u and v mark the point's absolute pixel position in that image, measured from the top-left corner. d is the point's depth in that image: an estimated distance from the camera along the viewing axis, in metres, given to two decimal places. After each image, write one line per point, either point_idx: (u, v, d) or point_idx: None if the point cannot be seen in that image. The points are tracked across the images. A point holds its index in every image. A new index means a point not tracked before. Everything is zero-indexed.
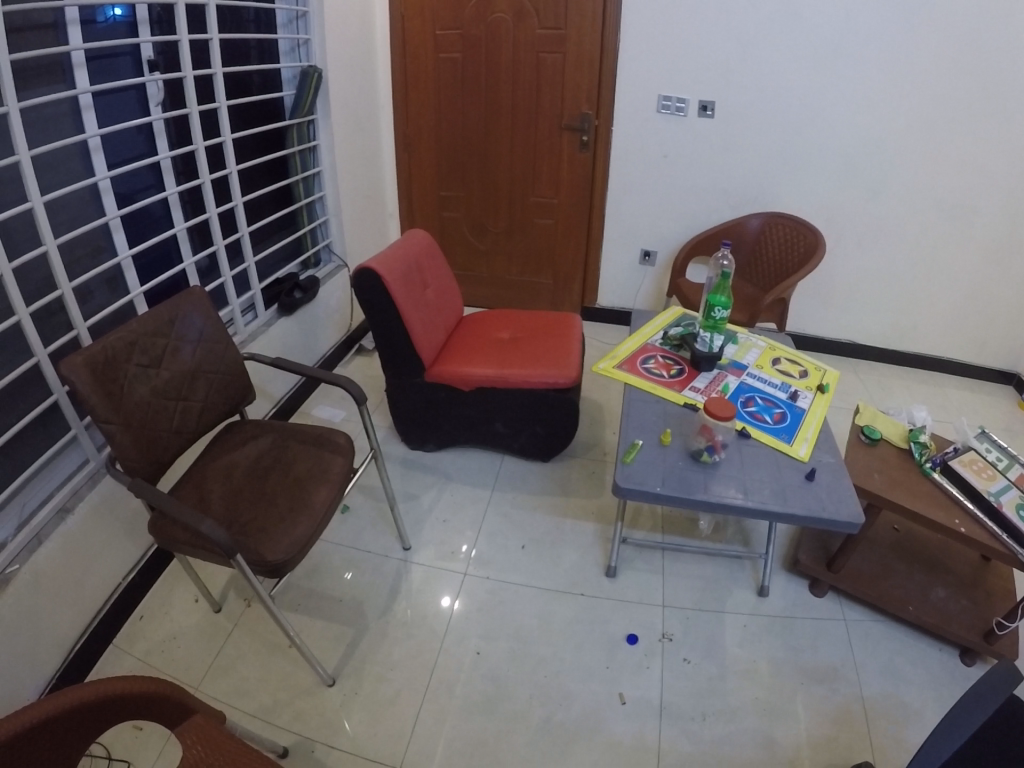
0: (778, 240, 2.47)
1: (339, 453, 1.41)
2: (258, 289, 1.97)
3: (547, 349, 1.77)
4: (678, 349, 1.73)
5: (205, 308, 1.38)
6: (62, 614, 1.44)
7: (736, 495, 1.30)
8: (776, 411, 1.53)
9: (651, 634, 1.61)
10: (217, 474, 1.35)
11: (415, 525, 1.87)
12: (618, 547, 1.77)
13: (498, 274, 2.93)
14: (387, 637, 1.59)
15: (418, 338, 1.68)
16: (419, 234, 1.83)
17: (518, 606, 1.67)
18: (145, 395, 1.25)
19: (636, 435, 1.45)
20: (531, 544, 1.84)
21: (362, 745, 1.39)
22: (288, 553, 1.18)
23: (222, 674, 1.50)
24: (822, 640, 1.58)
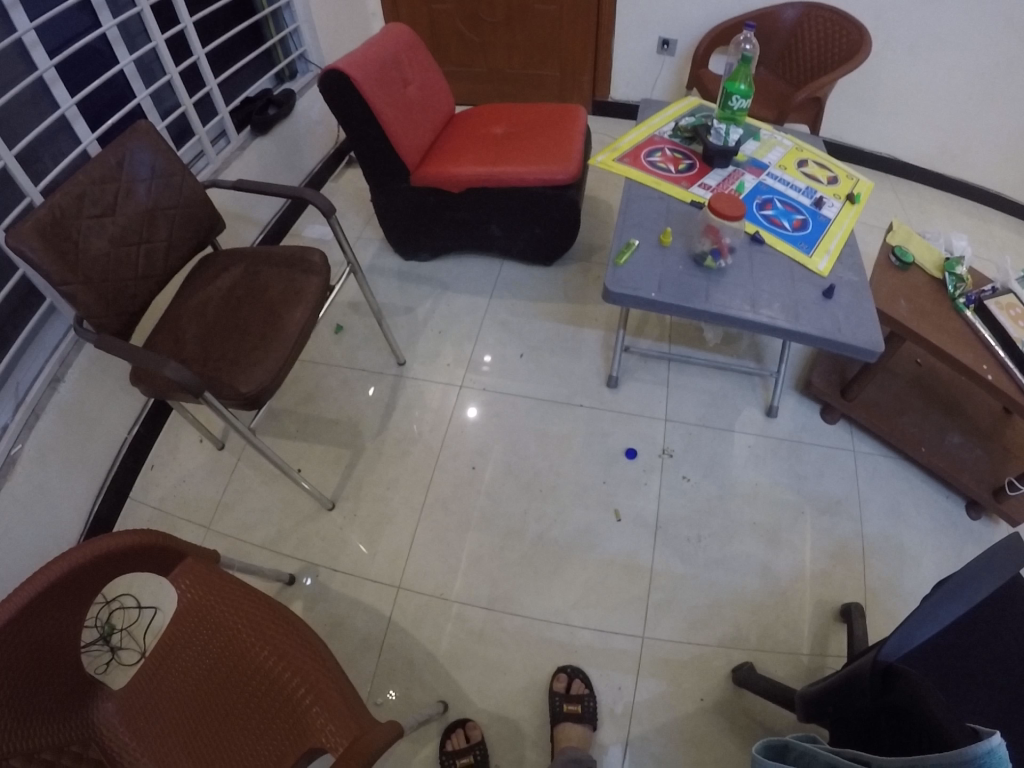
0: (813, 34, 2.22)
1: (313, 274, 1.45)
2: (226, 113, 1.81)
3: (543, 144, 1.61)
4: (689, 143, 1.53)
5: (153, 141, 1.31)
6: (73, 482, 1.38)
7: (744, 309, 1.21)
8: (797, 217, 1.37)
9: (651, 448, 1.56)
10: (192, 311, 1.39)
11: (408, 337, 1.73)
12: (621, 357, 1.66)
13: (496, 70, 2.69)
14: (381, 457, 1.56)
15: (396, 139, 1.53)
16: (394, 29, 1.63)
17: (516, 418, 1.62)
18: (104, 247, 1.22)
19: (633, 235, 1.34)
20: (530, 354, 1.71)
21: (363, 566, 1.42)
22: (260, 384, 1.27)
23: (232, 508, 1.49)
24: (827, 469, 1.53)
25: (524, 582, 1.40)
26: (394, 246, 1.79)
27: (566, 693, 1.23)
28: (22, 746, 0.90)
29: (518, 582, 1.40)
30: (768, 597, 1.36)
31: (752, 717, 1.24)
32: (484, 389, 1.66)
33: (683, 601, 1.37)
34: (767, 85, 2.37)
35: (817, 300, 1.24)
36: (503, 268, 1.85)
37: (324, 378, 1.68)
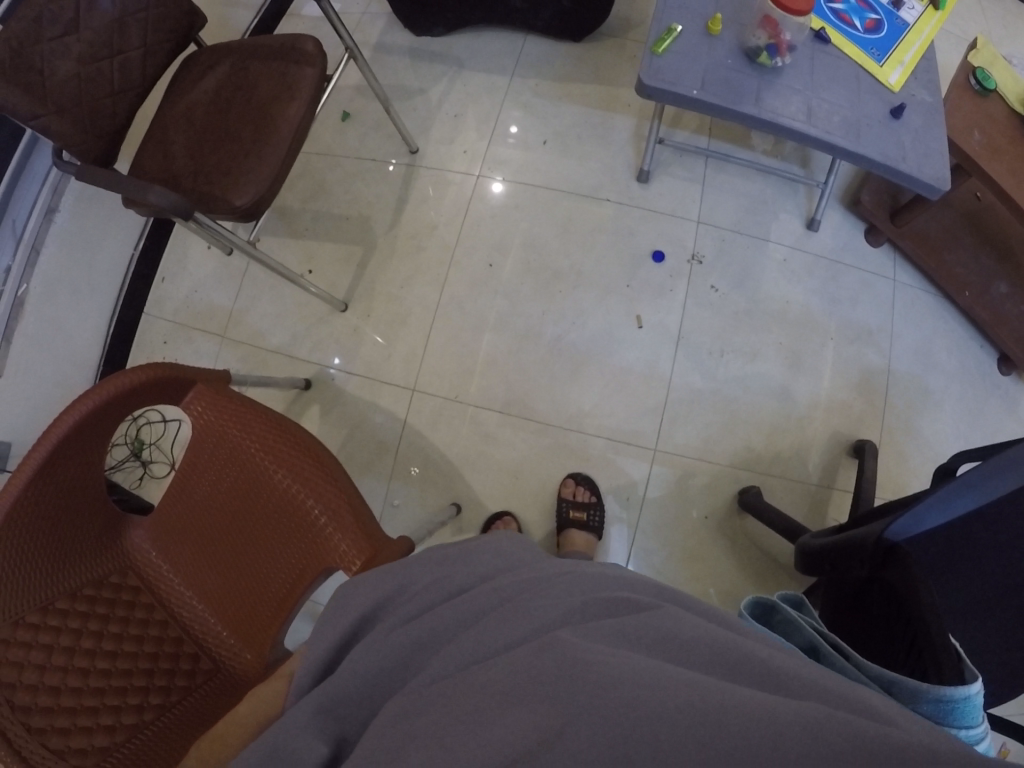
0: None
1: (306, 64, 1.32)
2: None
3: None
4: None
5: None
6: (87, 304, 1.48)
7: (798, 117, 1.02)
8: (871, 18, 1.17)
9: (680, 253, 1.45)
10: (178, 120, 1.35)
11: (420, 125, 1.55)
12: (656, 149, 1.45)
13: None
14: (395, 255, 1.47)
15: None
16: None
17: (535, 213, 1.47)
18: (72, 69, 1.29)
19: (675, 17, 1.07)
20: (554, 139, 1.52)
21: (378, 371, 1.41)
22: (254, 197, 1.21)
23: (244, 317, 1.55)
24: (863, 297, 1.47)
25: (539, 395, 1.38)
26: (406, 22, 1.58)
27: (573, 500, 1.29)
28: (61, 589, 0.99)
29: (542, 395, 1.38)
30: (782, 421, 1.37)
31: (749, 536, 1.31)
32: (502, 178, 1.50)
33: (700, 416, 1.37)
34: None
35: (883, 118, 1.09)
36: (527, 40, 1.62)
37: (332, 170, 1.55)
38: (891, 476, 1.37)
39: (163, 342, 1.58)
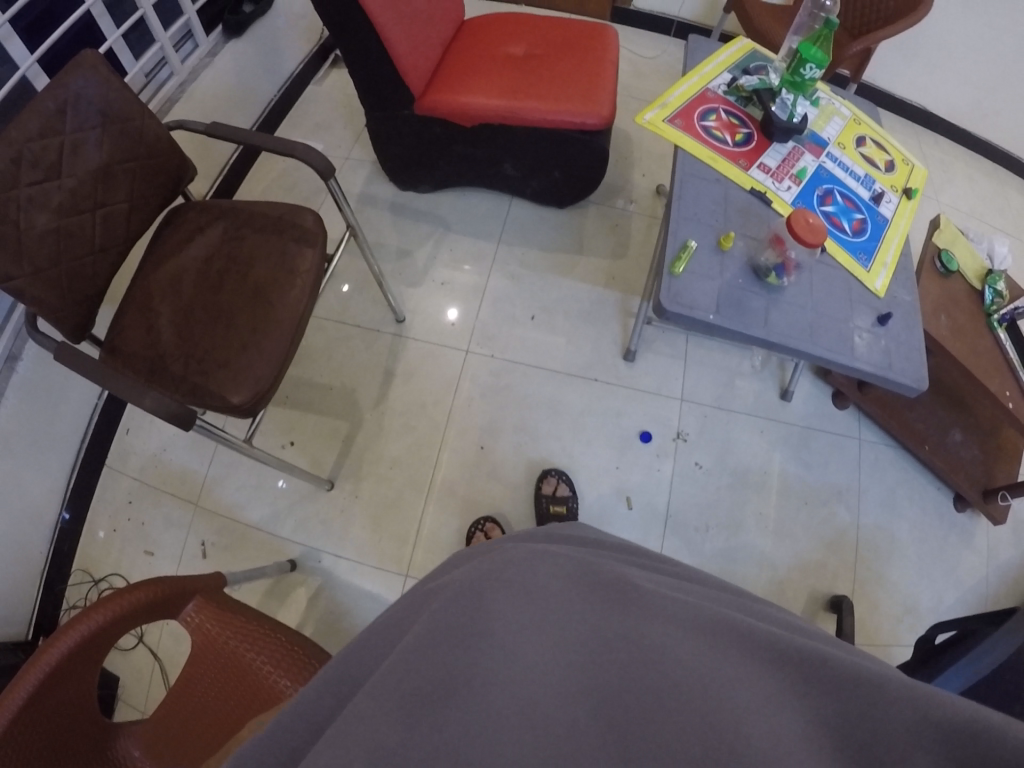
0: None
1: (306, 244, 1.30)
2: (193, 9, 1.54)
3: (580, 76, 1.42)
4: (744, 104, 1.41)
5: (102, 75, 1.27)
6: (44, 462, 1.37)
7: (801, 341, 1.16)
8: (857, 217, 1.34)
9: (665, 429, 1.48)
10: (162, 286, 1.31)
11: (406, 289, 1.56)
12: (643, 330, 1.49)
13: None
14: (383, 431, 1.45)
15: (406, 61, 1.37)
16: None
17: (527, 388, 1.48)
18: (49, 221, 1.23)
19: (689, 231, 1.22)
20: (542, 315, 1.55)
21: (366, 553, 1.36)
22: (251, 397, 1.19)
23: (217, 487, 1.49)
24: (833, 459, 1.53)
25: None
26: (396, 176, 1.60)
27: None
28: None
29: None
30: (766, 589, 1.38)
31: None
32: (489, 353, 1.51)
33: None
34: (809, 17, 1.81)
35: (870, 325, 1.22)
36: (513, 206, 1.67)
37: (315, 334, 1.53)
38: (869, 634, 1.38)
39: (126, 502, 1.48)
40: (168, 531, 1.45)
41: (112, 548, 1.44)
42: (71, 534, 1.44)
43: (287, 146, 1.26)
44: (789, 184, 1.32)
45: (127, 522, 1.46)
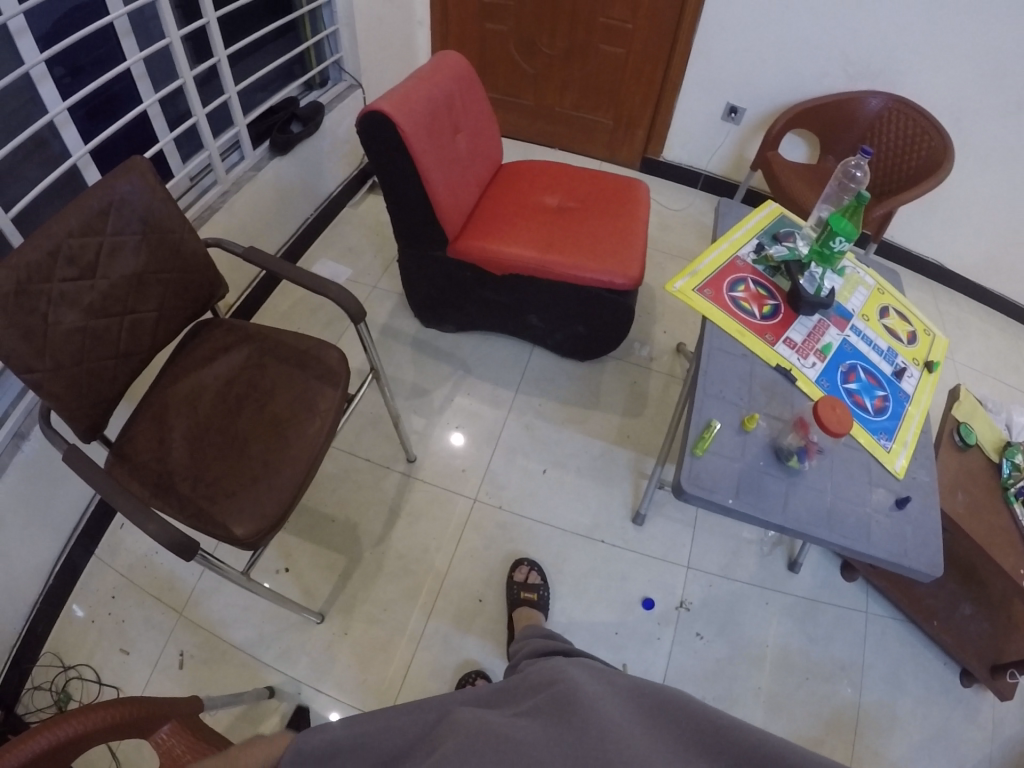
0: (891, 140, 1.75)
1: (329, 382, 1.30)
2: (245, 124, 1.57)
3: (612, 241, 1.50)
4: (773, 273, 1.44)
5: (149, 184, 1.27)
6: (34, 542, 1.37)
7: (819, 528, 1.17)
8: (879, 394, 1.37)
9: (668, 598, 1.45)
10: (180, 404, 1.30)
11: (420, 431, 1.55)
12: (653, 492, 1.48)
13: (545, 104, 2.01)
14: (380, 573, 1.41)
15: (444, 207, 1.48)
16: (452, 59, 1.61)
17: (532, 544, 1.45)
18: (76, 319, 1.20)
19: (713, 410, 1.25)
20: (554, 467, 1.53)
21: (344, 694, 1.29)
22: (254, 530, 1.15)
23: (205, 599, 1.44)
24: (838, 635, 1.49)
25: None
26: (423, 306, 1.62)
27: None
28: None
29: None
30: None
31: None
32: (498, 504, 1.49)
33: None
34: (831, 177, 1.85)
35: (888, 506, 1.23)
36: (533, 356, 1.69)
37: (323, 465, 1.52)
38: None
39: (110, 596, 1.45)
40: (147, 631, 1.40)
41: (87, 636, 1.40)
42: (47, 616, 1.40)
43: (320, 284, 1.26)
44: (814, 361, 1.35)
45: (106, 617, 1.42)
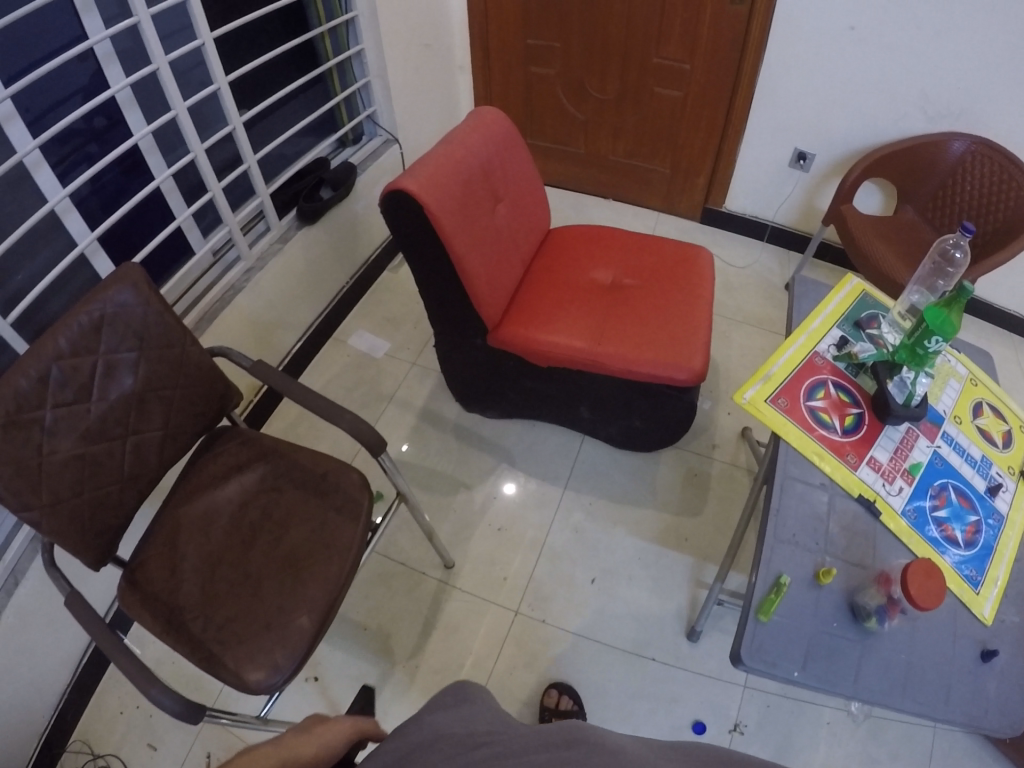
0: (975, 187, 1.53)
1: (349, 514, 1.18)
2: (265, 192, 1.56)
3: (669, 333, 1.33)
4: (856, 372, 1.24)
5: (145, 291, 1.14)
6: (62, 638, 1.33)
7: (895, 699, 1.03)
8: (970, 521, 1.20)
9: (721, 720, 1.28)
10: (193, 529, 1.18)
11: (460, 536, 1.45)
12: (711, 604, 1.36)
13: (596, 153, 1.95)
14: (412, 688, 1.28)
15: (478, 287, 1.32)
16: (489, 115, 1.47)
17: (577, 667, 1.32)
18: (74, 446, 1.08)
19: (785, 559, 1.10)
20: (603, 578, 1.41)
21: None
22: (270, 682, 1.01)
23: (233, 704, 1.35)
24: (905, 751, 1.28)
25: None
26: (466, 389, 1.52)
27: None
28: None
29: None
30: None
31: None
32: (541, 618, 1.37)
33: None
34: (909, 230, 1.64)
35: (972, 659, 1.09)
36: (583, 446, 1.59)
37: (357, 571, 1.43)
38: None
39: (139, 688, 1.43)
40: (175, 732, 1.37)
41: (115, 729, 1.38)
42: (75, 704, 1.38)
43: (336, 412, 1.10)
44: (901, 486, 1.18)
45: (136, 710, 1.39)
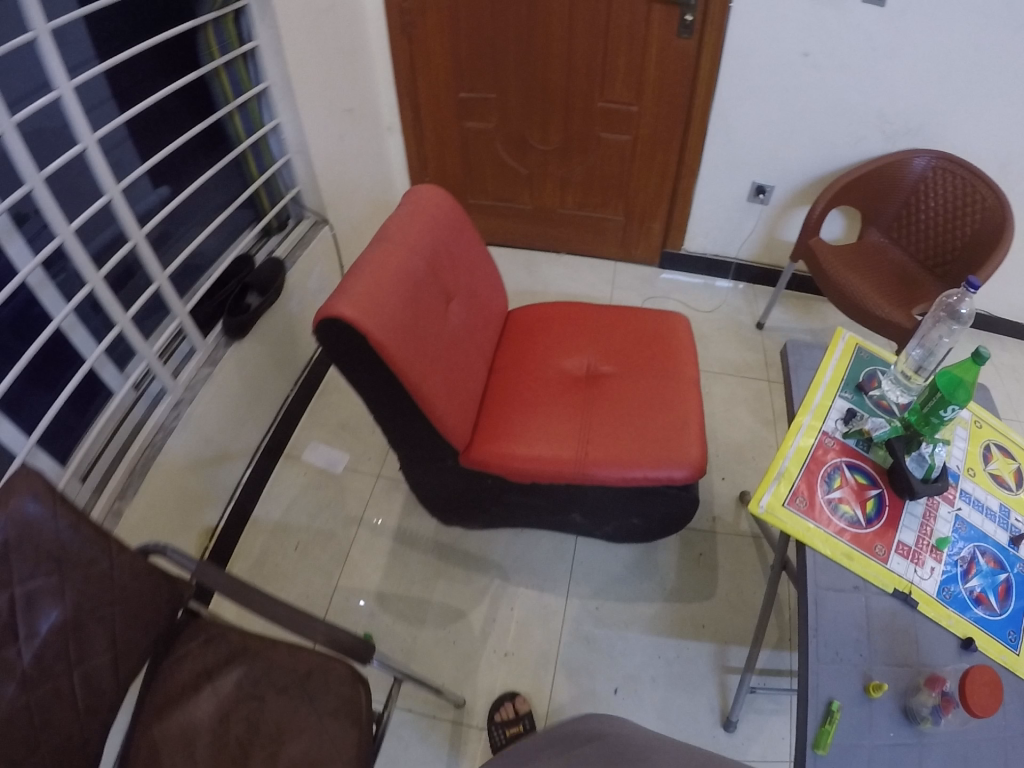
0: (940, 202, 1.50)
1: (346, 717, 1.05)
2: (180, 310, 1.39)
3: (662, 429, 1.23)
4: (868, 448, 1.17)
5: (52, 493, 0.97)
6: None
7: None
8: (1001, 581, 1.11)
9: None
10: (170, 755, 1.03)
11: (465, 669, 1.35)
12: (744, 691, 1.28)
13: (543, 206, 1.97)
14: None
15: (442, 410, 1.18)
16: (427, 194, 1.33)
17: None
18: (14, 699, 0.91)
19: (836, 679, 1.00)
20: (627, 685, 1.33)
21: None
22: None
23: None
24: None
25: None
26: (444, 515, 1.41)
27: None
28: None
29: None
30: None
31: None
32: None
33: None
34: (877, 253, 1.60)
35: None
36: (578, 544, 1.52)
37: None
38: None
39: None
40: None
41: None
42: None
43: (307, 624, 0.98)
44: (932, 566, 1.09)
45: None
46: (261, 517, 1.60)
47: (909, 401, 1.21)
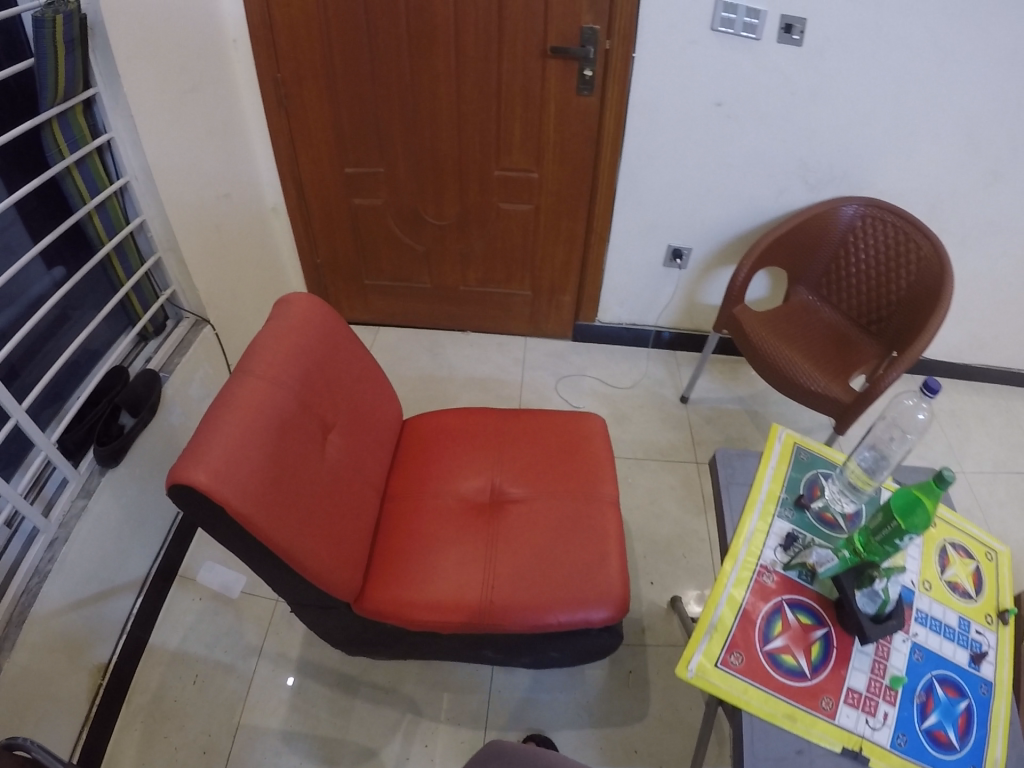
0: (871, 255, 1.43)
1: None
2: (44, 441, 1.19)
3: (576, 554, 1.13)
4: (811, 580, 1.05)
5: None
6: None
7: None
8: (961, 708, 0.98)
9: None
10: None
11: None
12: None
13: (445, 283, 1.94)
14: None
15: (330, 565, 1.03)
16: (304, 300, 1.18)
17: None
18: None
19: None
20: None
21: None
22: None
23: None
24: None
25: None
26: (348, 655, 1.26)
27: None
28: None
29: None
30: None
31: None
32: None
33: None
34: (803, 314, 1.53)
35: None
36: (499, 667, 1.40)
37: None
38: None
39: None
40: None
41: None
42: None
43: None
44: (886, 712, 0.95)
45: None
46: (157, 646, 1.44)
47: (855, 511, 1.14)
